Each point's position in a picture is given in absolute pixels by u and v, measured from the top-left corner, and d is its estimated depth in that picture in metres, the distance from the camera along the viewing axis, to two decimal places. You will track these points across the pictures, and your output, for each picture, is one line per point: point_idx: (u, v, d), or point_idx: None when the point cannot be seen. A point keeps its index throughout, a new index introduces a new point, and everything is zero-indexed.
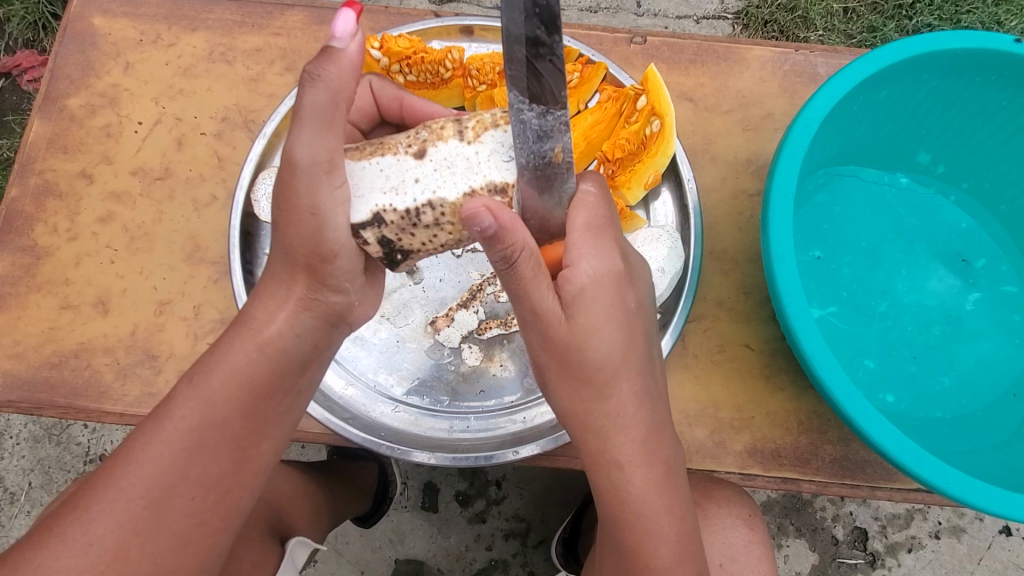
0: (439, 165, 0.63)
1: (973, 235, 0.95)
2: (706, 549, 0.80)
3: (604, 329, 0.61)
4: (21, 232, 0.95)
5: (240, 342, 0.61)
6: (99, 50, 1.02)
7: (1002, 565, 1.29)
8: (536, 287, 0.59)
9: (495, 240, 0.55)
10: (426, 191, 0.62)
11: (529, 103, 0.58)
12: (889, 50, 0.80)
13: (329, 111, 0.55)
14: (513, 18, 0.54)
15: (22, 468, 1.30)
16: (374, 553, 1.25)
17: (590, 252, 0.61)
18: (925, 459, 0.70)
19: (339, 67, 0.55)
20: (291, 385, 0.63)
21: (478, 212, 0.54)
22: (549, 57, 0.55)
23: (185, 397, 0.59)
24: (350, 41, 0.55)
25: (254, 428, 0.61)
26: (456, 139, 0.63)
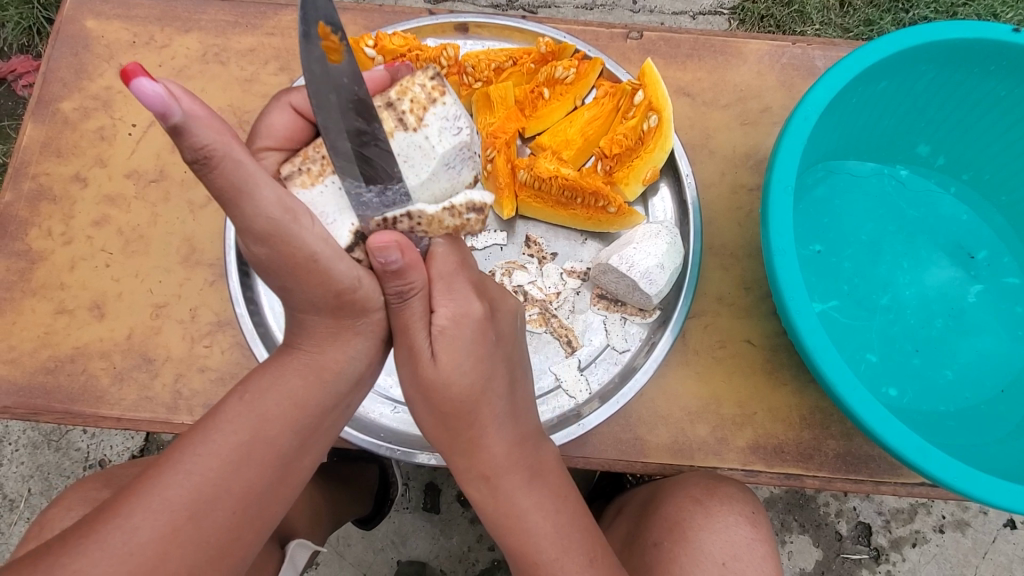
0: (396, 162, 0.60)
1: (974, 227, 0.95)
2: (709, 547, 0.77)
3: (461, 366, 0.61)
4: (16, 236, 0.94)
5: (297, 365, 0.60)
6: (92, 52, 1.01)
7: (1007, 558, 1.28)
8: (415, 326, 0.61)
9: (397, 275, 0.57)
10: (395, 192, 0.60)
11: (365, 185, 0.57)
12: (887, 41, 0.79)
13: (244, 170, 0.48)
14: (329, 115, 0.54)
15: (22, 474, 1.29)
16: (376, 554, 1.25)
17: (449, 297, 0.62)
18: (931, 452, 0.69)
19: (205, 127, 0.44)
20: (337, 402, 0.63)
21: (386, 246, 0.55)
22: (375, 142, 0.56)
23: (238, 412, 0.56)
24: (175, 98, 0.41)
25: (301, 444, 0.59)
26: (400, 129, 0.60)
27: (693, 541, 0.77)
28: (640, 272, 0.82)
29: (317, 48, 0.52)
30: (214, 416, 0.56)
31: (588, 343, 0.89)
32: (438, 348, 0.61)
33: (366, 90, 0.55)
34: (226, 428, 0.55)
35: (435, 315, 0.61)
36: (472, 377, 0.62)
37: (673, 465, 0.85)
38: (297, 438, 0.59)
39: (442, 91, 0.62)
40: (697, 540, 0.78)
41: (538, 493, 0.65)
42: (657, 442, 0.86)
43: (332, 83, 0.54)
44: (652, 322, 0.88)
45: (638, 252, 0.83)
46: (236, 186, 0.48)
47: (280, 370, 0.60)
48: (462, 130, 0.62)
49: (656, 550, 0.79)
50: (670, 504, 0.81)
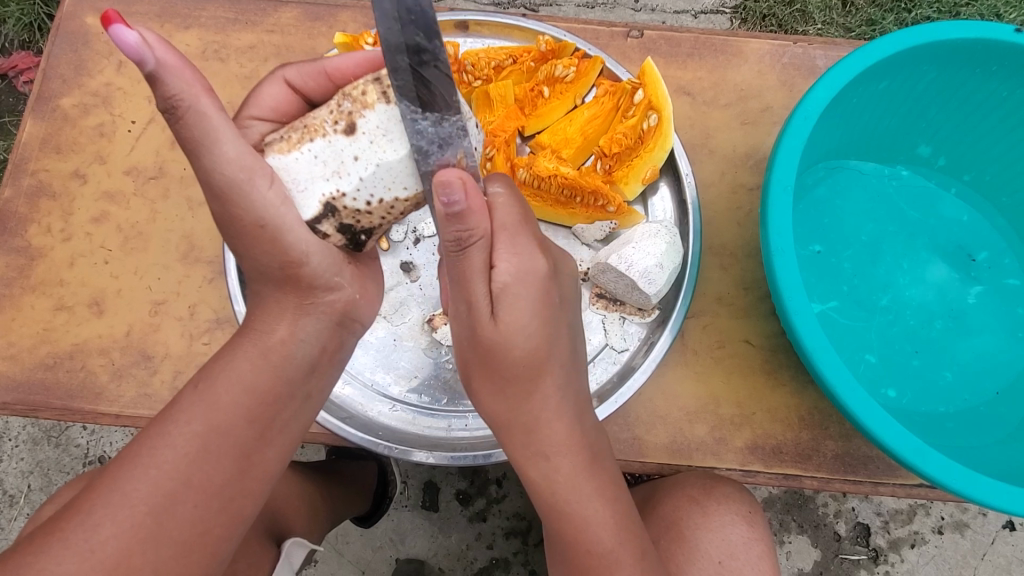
0: (374, 134, 0.58)
1: (975, 228, 0.95)
2: (705, 546, 0.77)
3: (524, 325, 0.61)
4: (15, 233, 0.94)
5: (246, 350, 0.60)
6: (92, 49, 1.01)
7: (1006, 560, 1.28)
8: (474, 279, 0.59)
9: (459, 218, 0.55)
10: (370, 165, 0.58)
11: (421, 110, 0.56)
12: (888, 41, 0.79)
13: (208, 120, 0.52)
14: (391, 28, 0.53)
15: (22, 470, 1.29)
16: (374, 552, 1.25)
17: (511, 250, 0.60)
18: (929, 454, 0.69)
19: (177, 76, 0.49)
20: (295, 388, 0.62)
21: (451, 183, 0.53)
22: (433, 63, 0.54)
23: (192, 401, 0.57)
24: (149, 46, 0.46)
25: (259, 432, 0.59)
26: (382, 102, 0.57)
27: (689, 540, 0.77)
28: (639, 271, 0.81)
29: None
30: (170, 407, 0.57)
31: (587, 342, 0.89)
32: (499, 304, 0.60)
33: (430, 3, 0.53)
34: (187, 416, 0.56)
35: (495, 270, 0.60)
36: (534, 337, 0.62)
37: (671, 464, 0.85)
38: (250, 426, 0.58)
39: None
40: (694, 540, 0.78)
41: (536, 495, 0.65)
42: (656, 441, 0.85)
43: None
44: (651, 322, 0.88)
45: (637, 251, 0.82)
46: (200, 138, 0.52)
47: (232, 358, 0.60)
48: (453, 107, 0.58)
49: None
50: (668, 503, 0.81)
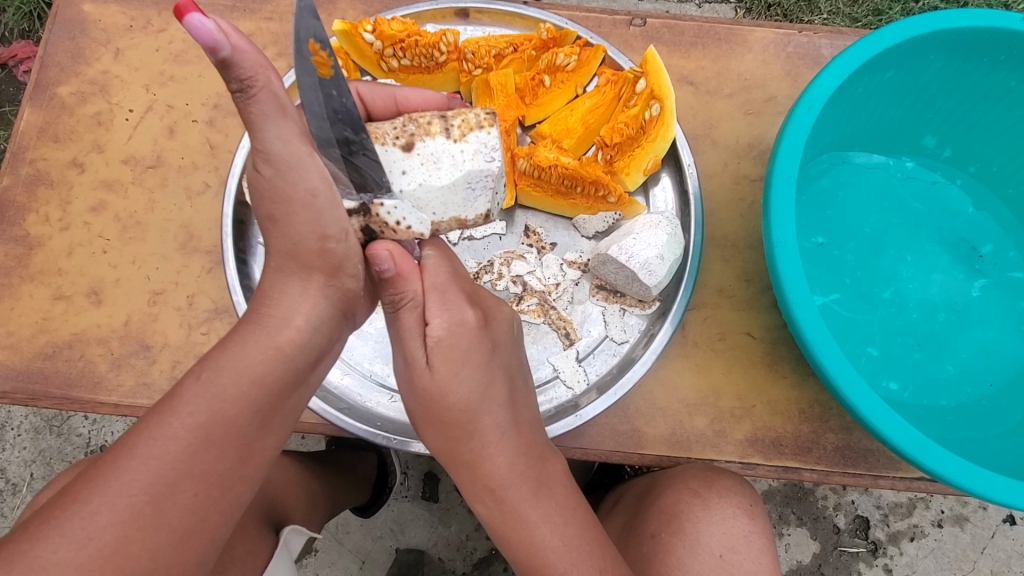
0: (426, 159, 0.64)
1: (980, 220, 0.93)
2: (705, 539, 0.77)
3: (458, 374, 0.61)
4: (14, 222, 0.94)
5: (254, 340, 0.57)
6: (90, 36, 1.00)
7: (1006, 554, 1.28)
8: (408, 338, 0.62)
9: (390, 283, 0.60)
10: (411, 181, 0.64)
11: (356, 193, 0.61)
12: (896, 29, 0.78)
13: (278, 98, 0.52)
14: (320, 125, 0.57)
15: (24, 459, 1.30)
16: (375, 542, 1.25)
17: (442, 307, 0.62)
18: (929, 447, 0.69)
19: (248, 60, 0.48)
20: (299, 379, 0.60)
21: (380, 255, 0.57)
22: (362, 152, 0.59)
23: (195, 393, 0.53)
24: (224, 33, 0.46)
25: (262, 424, 0.56)
26: (443, 135, 0.65)
27: (690, 533, 0.77)
28: (640, 262, 0.81)
29: (309, 66, 0.55)
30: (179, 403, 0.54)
31: (587, 334, 0.89)
32: (433, 357, 0.61)
33: (354, 103, 0.57)
34: (195, 407, 0.53)
35: (429, 327, 0.62)
36: (470, 385, 0.62)
37: (670, 456, 0.85)
38: (257, 418, 0.56)
39: (493, 123, 0.68)
40: (694, 533, 0.77)
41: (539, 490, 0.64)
42: (655, 433, 0.85)
43: (323, 96, 0.56)
44: (651, 314, 0.88)
45: (638, 242, 0.82)
46: (267, 116, 0.52)
47: (232, 344, 0.57)
48: (495, 162, 0.67)
49: (652, 542, 0.79)
50: (668, 496, 0.80)
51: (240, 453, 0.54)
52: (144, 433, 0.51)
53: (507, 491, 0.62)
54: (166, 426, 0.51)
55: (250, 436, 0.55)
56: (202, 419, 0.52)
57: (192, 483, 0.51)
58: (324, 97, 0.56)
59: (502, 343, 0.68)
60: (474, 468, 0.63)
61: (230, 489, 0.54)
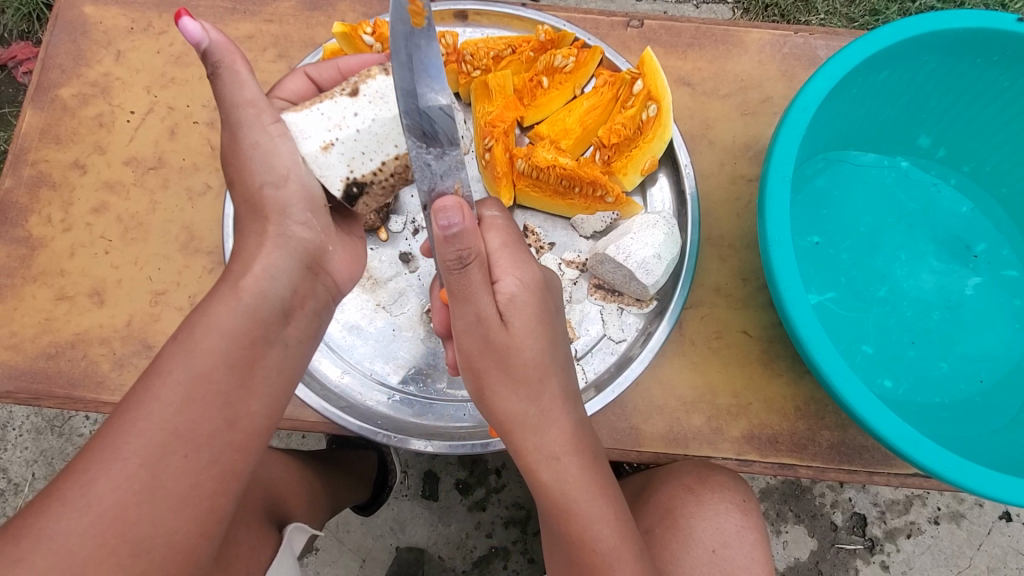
0: (374, 96, 0.66)
1: (974, 219, 0.94)
2: (701, 535, 0.78)
3: (532, 332, 0.63)
4: (17, 223, 0.94)
5: (222, 295, 0.60)
6: (91, 39, 1.01)
7: (1002, 550, 1.29)
8: (475, 293, 0.60)
9: (454, 240, 0.57)
10: (366, 120, 0.65)
11: (424, 146, 0.58)
12: (889, 31, 0.79)
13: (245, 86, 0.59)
14: (403, 74, 0.58)
15: (26, 459, 1.31)
16: (375, 541, 1.26)
17: (513, 265, 0.63)
18: (922, 443, 0.70)
19: (226, 55, 0.57)
20: (270, 333, 0.61)
21: (447, 208, 0.56)
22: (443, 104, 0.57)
23: (173, 352, 0.56)
24: (206, 30, 0.56)
25: (241, 382, 0.58)
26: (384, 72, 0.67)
27: (686, 529, 0.78)
28: (637, 262, 0.82)
29: (405, 15, 0.58)
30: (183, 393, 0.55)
31: (585, 333, 0.90)
32: (507, 313, 0.62)
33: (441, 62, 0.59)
34: (177, 369, 0.55)
35: (499, 285, 0.62)
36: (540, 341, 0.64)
37: (668, 453, 0.86)
38: (233, 374, 0.57)
39: None
40: (689, 529, 0.79)
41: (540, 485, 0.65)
42: (652, 431, 0.86)
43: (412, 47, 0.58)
44: (649, 313, 0.89)
45: (635, 242, 0.83)
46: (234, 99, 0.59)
47: (209, 307, 0.59)
48: None
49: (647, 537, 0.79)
50: (664, 492, 0.82)
51: (224, 413, 0.56)
52: (136, 400, 0.54)
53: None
54: (151, 388, 0.54)
55: (230, 394, 0.57)
56: (180, 376, 0.55)
57: (182, 445, 0.54)
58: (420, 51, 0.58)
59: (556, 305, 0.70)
60: (542, 433, 0.62)
61: (221, 455, 0.55)
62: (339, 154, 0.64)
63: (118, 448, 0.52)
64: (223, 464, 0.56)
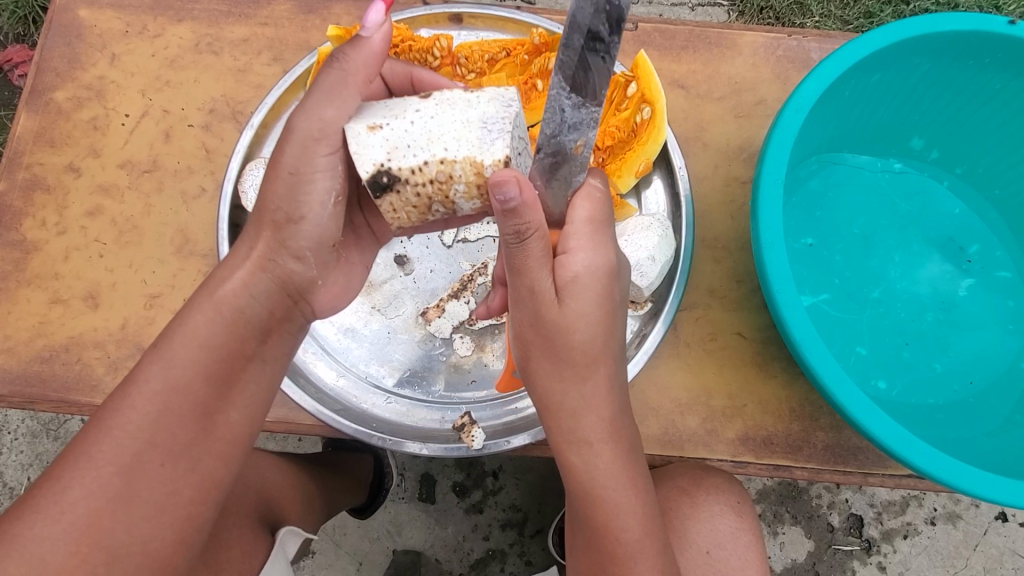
0: (443, 101, 0.63)
1: (967, 221, 0.95)
2: (695, 536, 0.78)
3: (588, 316, 0.63)
4: (10, 227, 0.94)
5: (200, 303, 0.60)
6: (86, 42, 1.01)
7: (998, 551, 1.30)
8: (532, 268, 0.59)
9: (513, 214, 0.55)
10: (426, 118, 0.61)
11: (568, 91, 0.60)
12: (882, 33, 0.79)
13: (343, 76, 0.63)
14: (584, 7, 0.54)
15: (21, 463, 1.30)
16: (372, 543, 1.26)
17: (590, 244, 0.63)
18: (915, 444, 0.70)
19: (364, 51, 0.63)
20: (251, 348, 0.62)
21: (505, 182, 0.53)
22: (603, 53, 0.56)
23: (152, 359, 0.57)
24: (376, 29, 0.63)
25: (220, 393, 0.59)
26: (463, 88, 0.65)
27: (680, 531, 0.79)
28: (631, 263, 0.82)
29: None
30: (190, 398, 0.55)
31: None
32: (567, 292, 0.62)
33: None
34: (147, 374, 0.56)
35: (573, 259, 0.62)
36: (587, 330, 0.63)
37: (663, 455, 0.86)
38: (210, 385, 0.58)
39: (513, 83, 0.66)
40: (683, 530, 0.79)
41: None
42: (648, 433, 0.86)
43: None
44: (644, 315, 0.89)
45: (629, 244, 0.83)
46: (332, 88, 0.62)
47: (187, 315, 0.59)
48: (514, 106, 0.63)
49: None
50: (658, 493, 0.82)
51: (200, 423, 0.57)
52: (111, 406, 0.55)
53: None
54: (127, 397, 0.55)
55: (209, 404, 0.58)
56: (156, 384, 0.56)
57: (156, 452, 0.55)
58: None
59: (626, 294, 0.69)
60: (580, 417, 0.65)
61: (198, 463, 0.57)
62: (384, 139, 0.61)
63: (101, 453, 0.54)
64: (193, 469, 0.57)
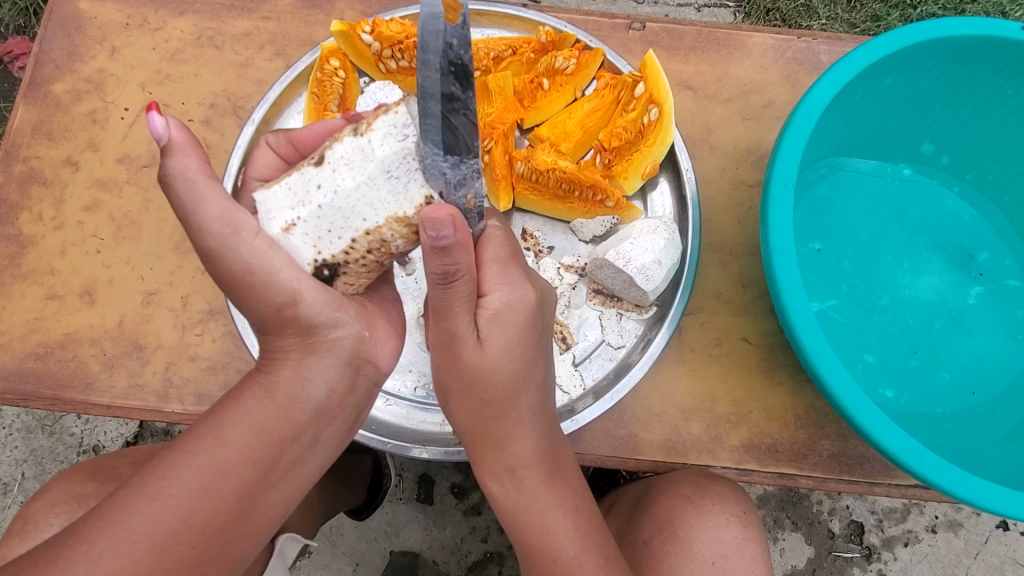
0: (338, 164, 0.57)
1: (977, 228, 0.94)
2: (700, 547, 0.76)
3: (507, 352, 0.62)
4: (7, 220, 0.93)
5: (255, 390, 0.57)
6: (85, 34, 0.99)
7: (999, 560, 1.28)
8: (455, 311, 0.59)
9: (447, 253, 0.54)
10: (329, 192, 0.57)
11: (443, 155, 0.57)
12: (894, 37, 0.78)
13: (195, 187, 0.52)
14: (430, 75, 0.55)
15: (16, 458, 1.29)
16: (369, 544, 1.25)
17: (502, 281, 0.63)
18: (925, 456, 0.69)
19: (183, 157, 0.52)
20: (301, 432, 0.58)
21: (440, 220, 0.53)
22: (463, 111, 0.57)
23: (205, 436, 0.55)
24: (168, 128, 0.52)
25: (261, 476, 0.56)
26: (350, 135, 0.57)
27: (684, 540, 0.77)
28: (637, 267, 0.80)
29: (438, 11, 0.54)
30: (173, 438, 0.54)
31: (584, 339, 0.88)
32: (484, 330, 0.61)
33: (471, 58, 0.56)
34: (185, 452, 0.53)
35: (486, 299, 0.62)
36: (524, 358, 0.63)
37: (667, 462, 0.84)
38: (253, 471, 0.55)
39: (397, 100, 0.57)
40: (689, 541, 0.77)
41: (549, 482, 0.66)
42: (651, 439, 0.85)
43: (444, 44, 0.55)
44: (648, 319, 0.88)
45: (635, 247, 0.81)
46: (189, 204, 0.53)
47: (240, 403, 0.56)
48: (409, 137, 0.56)
49: (646, 548, 0.78)
50: (663, 502, 0.80)
51: (239, 506, 0.54)
52: None
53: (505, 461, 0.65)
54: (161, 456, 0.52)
55: (248, 488, 0.55)
56: (203, 463, 0.53)
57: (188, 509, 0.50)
58: (446, 46, 0.54)
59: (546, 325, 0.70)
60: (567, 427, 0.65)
61: None
62: (303, 234, 0.57)
63: (137, 516, 0.50)
64: None
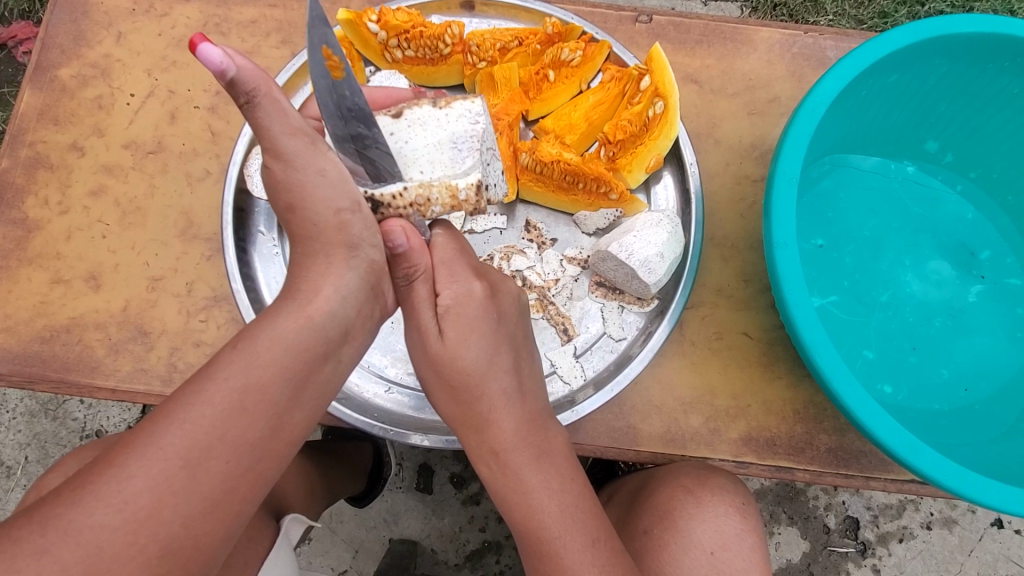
0: (414, 122, 0.64)
1: (979, 226, 0.94)
2: (699, 536, 0.77)
3: (467, 342, 0.64)
4: (12, 204, 0.93)
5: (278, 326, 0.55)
6: (91, 19, 0.99)
7: (992, 557, 1.30)
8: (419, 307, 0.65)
9: (403, 258, 0.61)
10: (400, 142, 0.63)
11: (370, 181, 0.63)
12: (902, 33, 0.78)
13: (280, 105, 0.54)
14: (335, 122, 0.59)
15: (19, 442, 1.30)
16: (368, 532, 1.26)
17: (450, 279, 0.65)
18: (921, 449, 0.69)
19: (253, 77, 0.51)
20: (330, 350, 0.57)
21: (393, 231, 0.59)
22: (375, 146, 0.60)
23: (222, 365, 0.51)
24: (230, 57, 0.48)
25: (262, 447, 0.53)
26: (430, 103, 0.65)
27: (684, 531, 0.77)
28: (639, 260, 0.81)
29: (323, 69, 0.56)
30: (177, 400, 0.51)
31: (585, 331, 0.89)
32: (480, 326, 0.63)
33: (365, 100, 0.58)
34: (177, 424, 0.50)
35: (439, 297, 0.65)
36: None
37: (666, 454, 0.85)
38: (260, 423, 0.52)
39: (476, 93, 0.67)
40: (688, 531, 0.77)
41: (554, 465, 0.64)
42: (651, 431, 0.86)
43: (337, 95, 0.57)
44: (650, 312, 0.88)
45: (638, 241, 0.82)
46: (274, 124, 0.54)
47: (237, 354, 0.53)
48: (480, 123, 0.65)
49: (645, 538, 0.78)
50: (662, 492, 0.80)
51: (260, 435, 0.51)
52: None
53: (507, 452, 0.64)
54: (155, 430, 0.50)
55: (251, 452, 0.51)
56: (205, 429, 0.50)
57: None
58: (337, 96, 0.57)
59: (509, 318, 0.70)
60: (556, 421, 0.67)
61: None
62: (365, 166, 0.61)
63: (168, 433, 0.47)
64: None
